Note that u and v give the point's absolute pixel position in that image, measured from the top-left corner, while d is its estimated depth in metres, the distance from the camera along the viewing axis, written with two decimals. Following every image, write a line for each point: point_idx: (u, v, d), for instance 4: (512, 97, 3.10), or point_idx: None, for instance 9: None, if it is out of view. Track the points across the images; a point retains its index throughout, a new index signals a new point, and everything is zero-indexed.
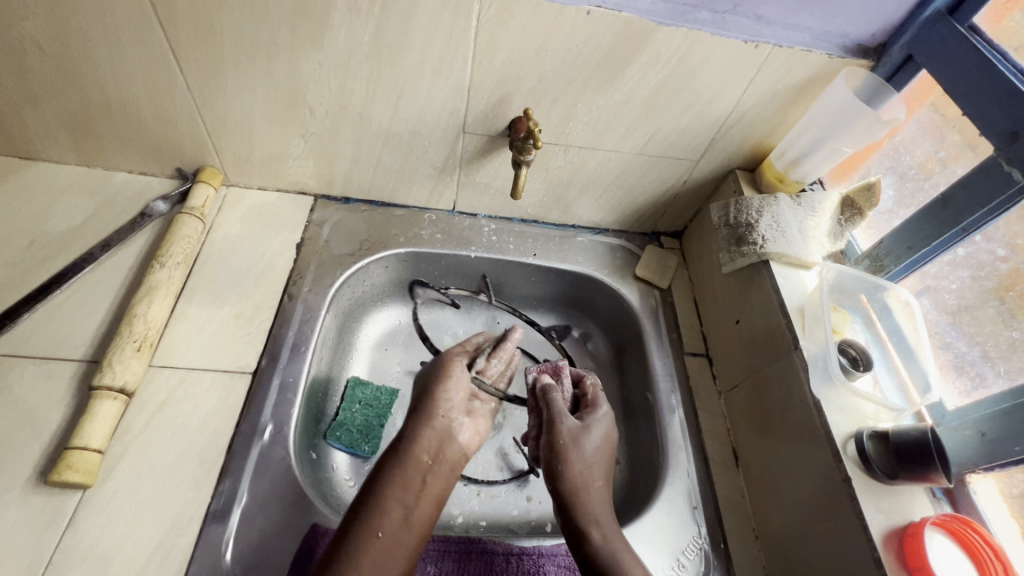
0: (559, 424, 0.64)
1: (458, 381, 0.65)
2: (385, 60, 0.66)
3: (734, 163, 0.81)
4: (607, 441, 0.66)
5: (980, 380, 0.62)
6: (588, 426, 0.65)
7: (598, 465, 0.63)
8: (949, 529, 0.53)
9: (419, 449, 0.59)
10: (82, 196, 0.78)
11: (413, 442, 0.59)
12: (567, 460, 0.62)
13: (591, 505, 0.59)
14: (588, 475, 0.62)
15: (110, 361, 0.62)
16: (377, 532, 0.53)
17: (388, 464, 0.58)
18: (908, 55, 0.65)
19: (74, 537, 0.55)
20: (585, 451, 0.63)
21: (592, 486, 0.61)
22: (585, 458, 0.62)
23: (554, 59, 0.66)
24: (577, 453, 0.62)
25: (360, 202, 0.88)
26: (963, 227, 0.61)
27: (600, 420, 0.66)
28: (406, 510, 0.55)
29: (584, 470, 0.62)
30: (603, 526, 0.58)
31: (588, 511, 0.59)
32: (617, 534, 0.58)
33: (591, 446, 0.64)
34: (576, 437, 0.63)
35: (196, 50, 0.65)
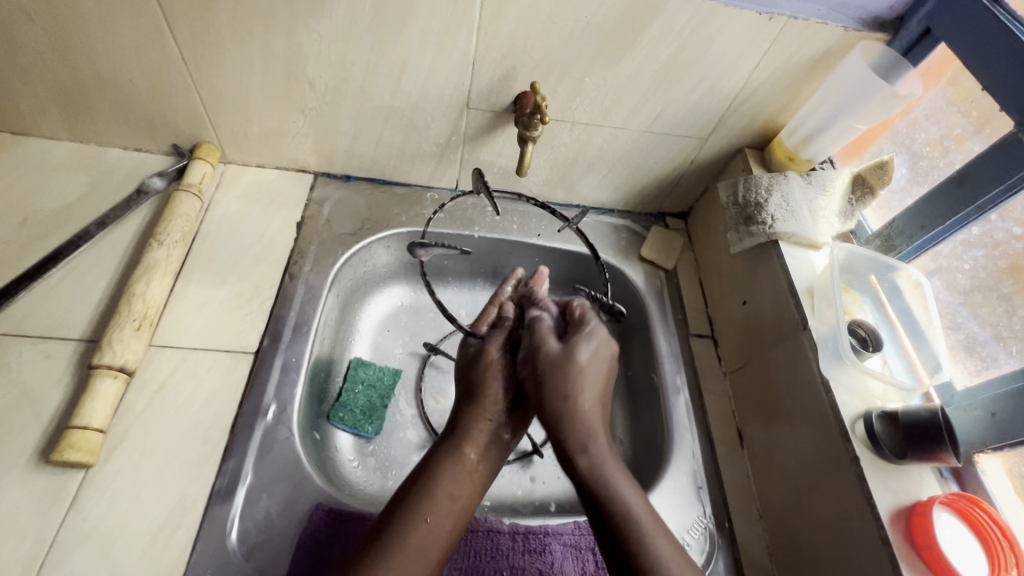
0: (540, 349, 0.58)
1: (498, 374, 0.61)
2: (388, 31, 0.64)
3: (743, 141, 0.80)
4: (598, 362, 0.59)
5: (990, 360, 0.61)
6: (574, 344, 0.59)
7: (588, 385, 0.57)
8: (956, 508, 0.53)
9: (469, 442, 0.58)
10: (76, 173, 0.76)
11: (465, 433, 0.58)
12: (550, 384, 0.56)
13: (580, 431, 0.55)
14: (576, 399, 0.56)
15: (110, 340, 0.61)
16: (424, 516, 0.53)
17: (441, 455, 0.57)
18: (926, 28, 0.62)
19: (79, 516, 0.54)
20: (570, 372, 0.57)
21: (589, 417, 0.56)
22: (572, 379, 0.57)
23: (562, 32, 0.64)
24: (563, 375, 0.57)
25: (360, 180, 0.86)
26: (978, 206, 0.60)
27: (590, 335, 0.60)
28: (452, 498, 0.55)
29: (571, 393, 0.56)
30: (594, 450, 0.54)
31: (580, 436, 0.55)
32: (610, 463, 0.54)
33: (579, 366, 0.58)
34: (561, 358, 0.58)
35: (191, 20, 0.62)
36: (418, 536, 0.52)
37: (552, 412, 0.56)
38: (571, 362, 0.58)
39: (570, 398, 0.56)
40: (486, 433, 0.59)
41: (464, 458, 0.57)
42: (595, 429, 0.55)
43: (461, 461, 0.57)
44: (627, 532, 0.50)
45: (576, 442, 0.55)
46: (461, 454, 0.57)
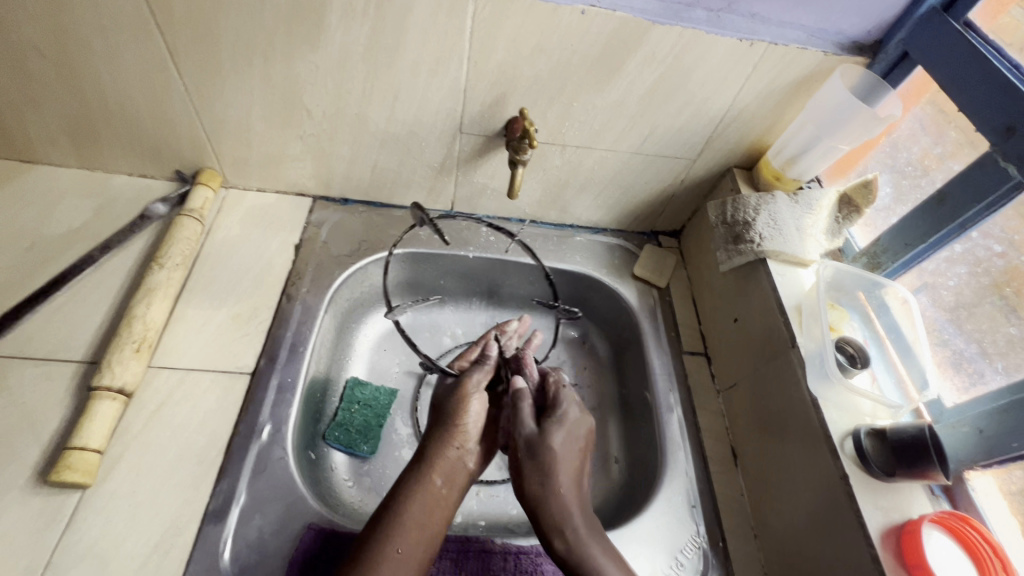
0: (518, 430, 0.62)
1: (459, 473, 0.61)
2: (381, 61, 0.67)
3: (731, 161, 0.81)
4: (569, 444, 0.61)
5: (977, 377, 0.61)
6: (549, 429, 0.62)
7: (564, 468, 0.59)
8: (947, 526, 0.53)
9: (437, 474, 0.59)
10: (83, 199, 0.79)
11: (428, 469, 0.59)
12: (529, 469, 0.59)
13: (568, 528, 0.55)
14: (550, 479, 0.58)
15: (109, 361, 0.63)
16: (394, 548, 0.53)
17: (406, 490, 0.57)
18: (904, 52, 0.64)
19: (74, 536, 0.55)
20: (546, 458, 0.59)
21: (571, 513, 0.56)
22: (551, 466, 0.59)
23: (549, 60, 0.66)
24: (540, 461, 0.59)
25: (358, 203, 0.88)
26: (960, 223, 0.60)
27: (565, 418, 0.63)
28: (420, 538, 0.55)
29: (548, 475, 0.59)
30: (568, 532, 0.55)
31: (552, 516, 0.56)
32: (588, 541, 0.55)
33: (553, 451, 0.60)
34: (537, 444, 0.60)
35: (194, 54, 0.65)
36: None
37: (531, 503, 0.58)
38: (546, 444, 0.60)
39: (546, 488, 0.58)
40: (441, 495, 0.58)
41: (427, 503, 0.57)
42: (585, 534, 0.55)
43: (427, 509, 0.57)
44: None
45: (551, 525, 0.56)
46: (392, 541, 0.53)
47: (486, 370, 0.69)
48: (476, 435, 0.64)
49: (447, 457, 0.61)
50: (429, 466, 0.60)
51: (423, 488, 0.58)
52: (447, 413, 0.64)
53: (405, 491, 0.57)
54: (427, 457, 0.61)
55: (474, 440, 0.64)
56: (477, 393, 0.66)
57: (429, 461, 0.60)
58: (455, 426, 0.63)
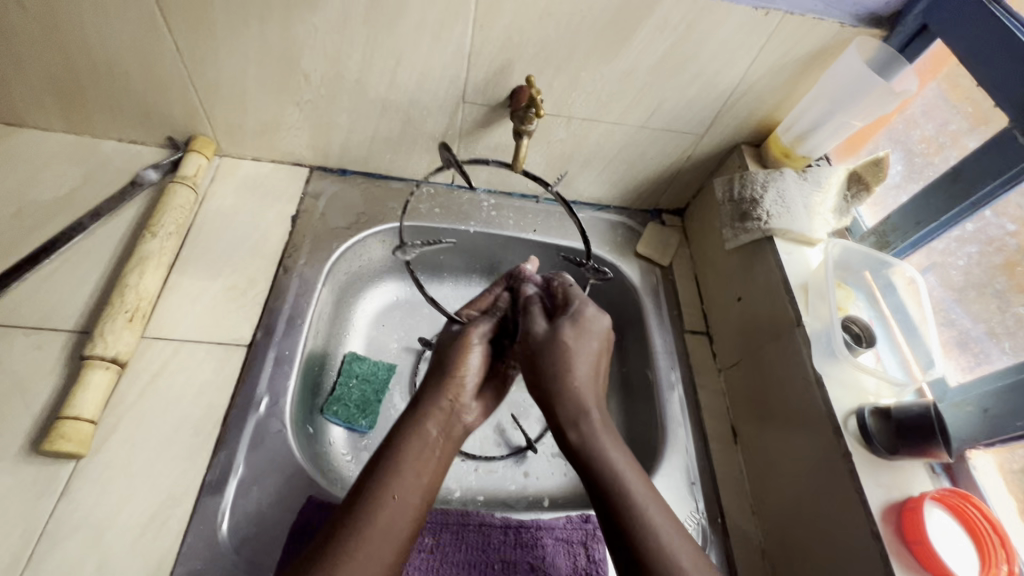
0: (529, 330, 0.59)
1: (455, 420, 0.57)
2: (383, 24, 0.64)
3: (740, 137, 0.79)
4: (588, 340, 0.57)
5: (983, 356, 0.61)
6: (560, 324, 0.58)
7: (580, 362, 0.56)
8: (948, 503, 0.53)
9: (429, 418, 0.55)
10: (70, 165, 0.76)
11: (423, 411, 0.56)
12: (541, 362, 0.56)
13: (582, 423, 0.53)
14: (565, 373, 0.55)
15: (102, 331, 0.61)
16: (391, 493, 0.49)
17: (400, 433, 0.54)
18: (923, 24, 0.62)
19: (68, 507, 0.54)
20: (556, 350, 0.56)
21: (586, 402, 0.54)
22: (566, 354, 0.56)
23: (558, 26, 0.64)
24: (552, 353, 0.56)
25: (356, 174, 0.86)
26: (973, 202, 0.60)
27: (575, 313, 0.59)
28: (418, 476, 0.51)
29: (564, 367, 0.55)
30: (584, 425, 0.53)
31: (567, 411, 0.54)
32: (602, 435, 0.52)
33: (565, 345, 0.56)
34: (547, 340, 0.57)
35: (185, 10, 0.62)
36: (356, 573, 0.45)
37: (546, 393, 0.55)
38: (559, 338, 0.57)
39: (557, 377, 0.55)
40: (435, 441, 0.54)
41: (424, 442, 0.54)
42: (600, 429, 0.53)
43: (423, 448, 0.53)
44: (619, 502, 0.49)
45: (565, 412, 0.54)
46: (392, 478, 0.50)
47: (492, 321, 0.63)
48: (471, 392, 0.59)
49: (442, 406, 0.57)
50: (424, 409, 0.56)
51: (420, 432, 0.54)
52: (444, 364, 0.59)
53: (399, 438, 0.53)
54: (420, 405, 0.57)
55: (470, 394, 0.59)
56: (475, 340, 0.61)
57: (423, 407, 0.56)
58: (451, 375, 0.58)
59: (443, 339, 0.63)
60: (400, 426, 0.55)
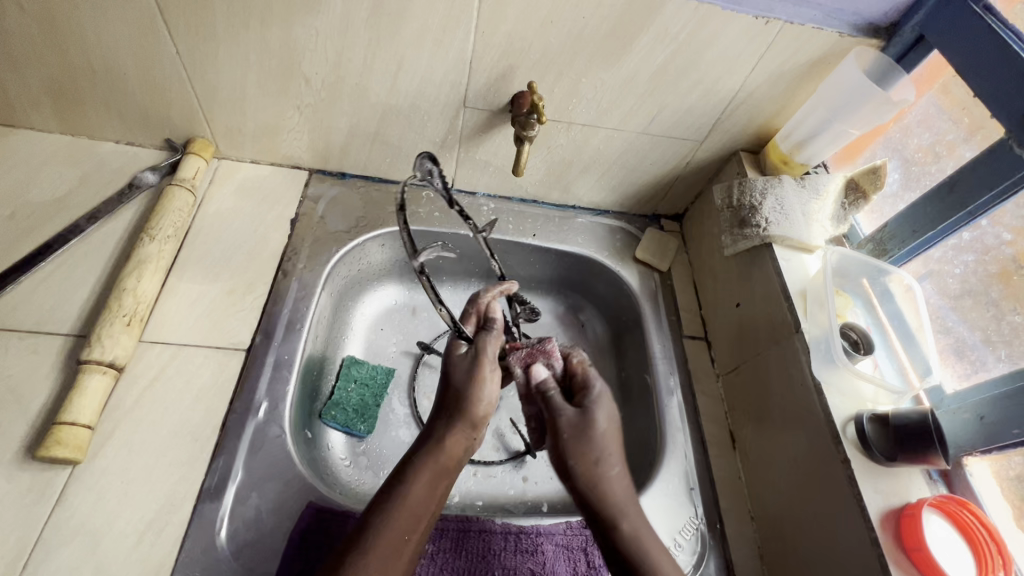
0: (557, 413, 0.57)
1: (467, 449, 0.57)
2: (385, 29, 0.64)
3: (738, 144, 0.80)
4: (614, 431, 0.58)
5: (979, 364, 0.62)
6: (589, 408, 0.57)
7: (613, 452, 0.56)
8: (945, 510, 0.54)
9: (446, 448, 0.56)
10: (67, 166, 0.75)
11: (438, 442, 0.56)
12: (578, 453, 0.55)
13: (626, 517, 0.53)
14: (598, 462, 0.55)
15: (99, 335, 0.61)
16: (397, 531, 0.50)
17: (415, 463, 0.54)
18: (920, 35, 0.63)
19: (64, 513, 0.54)
20: (596, 439, 0.56)
21: (622, 491, 0.54)
22: (599, 444, 0.56)
23: (559, 33, 0.64)
24: (590, 442, 0.55)
25: (355, 177, 0.86)
26: (969, 210, 0.60)
27: (601, 398, 0.58)
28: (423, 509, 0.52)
29: (599, 457, 0.55)
30: (630, 516, 0.53)
31: (608, 503, 0.54)
32: (645, 529, 0.53)
33: (600, 433, 0.56)
34: (582, 426, 0.56)
35: (186, 13, 0.62)
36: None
37: (581, 483, 0.55)
38: (591, 423, 0.56)
39: (596, 467, 0.55)
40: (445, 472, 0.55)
41: (437, 470, 0.54)
42: (644, 522, 0.54)
43: (436, 478, 0.54)
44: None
45: (607, 505, 0.54)
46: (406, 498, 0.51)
47: (497, 339, 0.62)
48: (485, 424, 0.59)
49: (461, 436, 0.57)
50: (441, 441, 0.56)
51: (432, 462, 0.54)
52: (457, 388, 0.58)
53: (416, 460, 0.55)
54: (435, 432, 0.57)
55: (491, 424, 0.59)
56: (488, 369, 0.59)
57: (446, 430, 0.57)
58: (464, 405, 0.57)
59: (459, 376, 0.59)
60: (415, 456, 0.55)
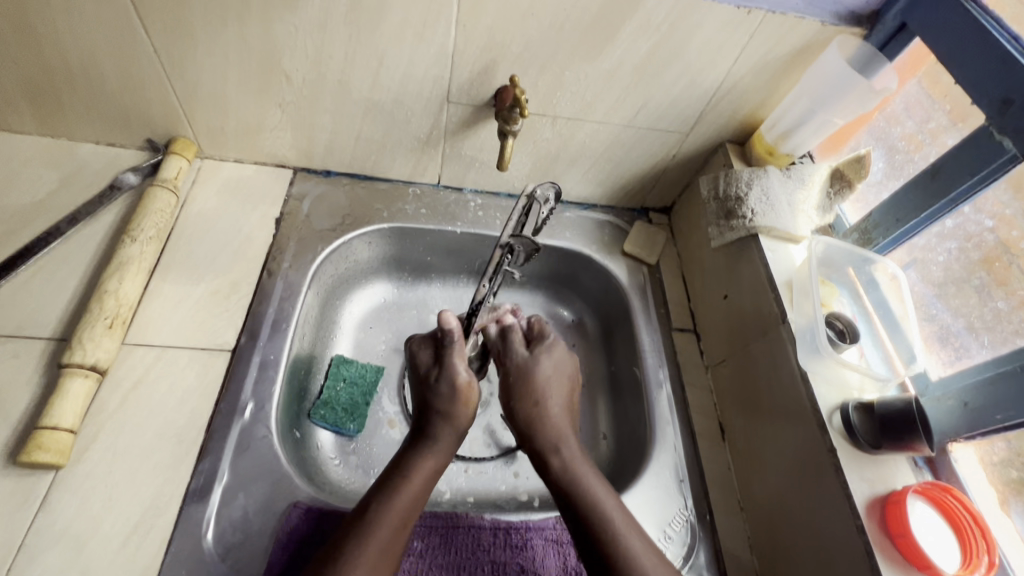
0: (509, 355, 0.67)
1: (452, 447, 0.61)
2: (364, 24, 0.63)
3: (724, 136, 0.80)
4: (559, 373, 0.67)
5: (963, 350, 0.62)
6: (538, 354, 0.67)
7: (554, 392, 0.64)
8: (930, 496, 0.54)
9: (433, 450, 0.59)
10: (47, 168, 0.74)
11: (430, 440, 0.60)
12: (520, 391, 0.64)
13: (562, 451, 0.60)
14: (541, 402, 0.63)
15: (80, 338, 0.60)
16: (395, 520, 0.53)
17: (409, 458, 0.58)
18: (902, 23, 0.63)
19: (47, 519, 0.53)
20: (535, 379, 0.64)
21: (559, 425, 0.62)
22: (540, 382, 0.64)
23: (541, 25, 0.63)
24: (529, 381, 0.64)
25: (341, 175, 0.85)
26: (952, 198, 0.61)
27: (551, 346, 0.68)
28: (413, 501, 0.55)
29: (541, 398, 0.64)
30: (563, 452, 0.60)
31: (546, 442, 0.61)
32: (581, 465, 0.59)
33: (541, 373, 0.65)
34: (528, 365, 0.65)
35: (162, 11, 0.61)
36: (370, 557, 0.50)
37: (522, 419, 0.63)
38: (535, 367, 0.65)
39: (537, 404, 0.63)
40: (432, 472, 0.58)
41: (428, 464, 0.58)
42: (578, 456, 0.60)
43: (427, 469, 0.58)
44: (597, 531, 0.53)
45: (544, 440, 0.61)
46: (408, 484, 0.56)
47: (461, 354, 0.64)
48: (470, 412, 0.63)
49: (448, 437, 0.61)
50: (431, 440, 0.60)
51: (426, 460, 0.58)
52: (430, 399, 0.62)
53: (411, 454, 0.59)
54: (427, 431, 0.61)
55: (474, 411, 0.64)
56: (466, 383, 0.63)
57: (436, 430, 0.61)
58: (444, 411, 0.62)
59: (440, 399, 0.62)
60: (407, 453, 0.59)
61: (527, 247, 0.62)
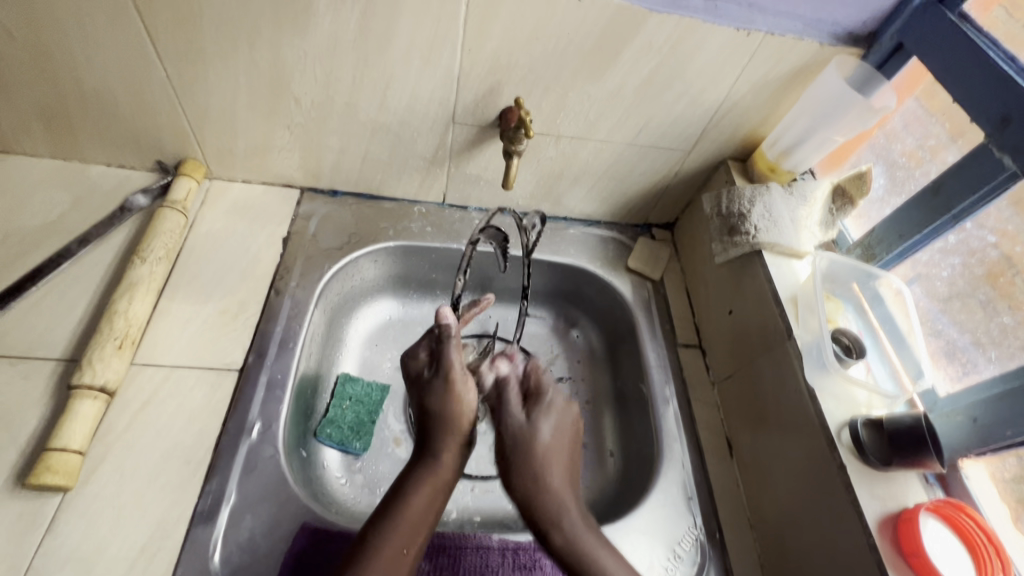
0: (507, 423, 0.62)
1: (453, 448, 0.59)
2: (372, 48, 0.65)
3: (725, 153, 0.81)
4: (558, 437, 0.61)
5: (971, 366, 0.62)
6: (536, 418, 0.62)
7: (555, 464, 0.59)
8: (943, 514, 0.53)
9: (440, 461, 0.58)
10: (59, 190, 0.76)
11: (433, 460, 0.58)
12: (517, 462, 0.59)
13: (563, 526, 0.56)
14: (539, 474, 0.58)
15: (90, 359, 0.60)
16: (397, 549, 0.52)
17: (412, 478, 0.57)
18: (899, 43, 0.64)
19: (54, 541, 0.53)
20: (536, 450, 0.59)
21: (559, 493, 0.58)
22: (540, 460, 0.59)
23: (545, 48, 0.65)
24: (530, 454, 0.59)
25: (347, 194, 0.86)
26: (954, 214, 0.62)
27: (552, 408, 0.63)
28: (418, 521, 0.55)
29: (540, 472, 0.58)
30: (564, 524, 0.56)
31: (546, 516, 0.56)
32: (583, 531, 0.56)
33: (542, 445, 0.60)
34: (526, 437, 0.60)
35: (175, 38, 0.63)
36: None
37: (521, 494, 0.58)
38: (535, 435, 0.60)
39: (539, 481, 0.58)
40: (435, 493, 0.56)
41: (433, 476, 0.57)
42: (580, 527, 0.56)
43: (432, 481, 0.57)
44: None
45: (543, 515, 0.56)
46: (409, 509, 0.54)
47: (458, 346, 0.62)
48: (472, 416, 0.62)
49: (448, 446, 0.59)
50: (432, 456, 0.59)
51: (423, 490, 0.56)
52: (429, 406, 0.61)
53: (417, 472, 0.58)
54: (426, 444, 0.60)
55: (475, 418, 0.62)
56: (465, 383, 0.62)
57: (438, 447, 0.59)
58: (442, 419, 0.60)
59: (437, 402, 0.60)
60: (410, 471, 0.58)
61: (515, 228, 0.72)
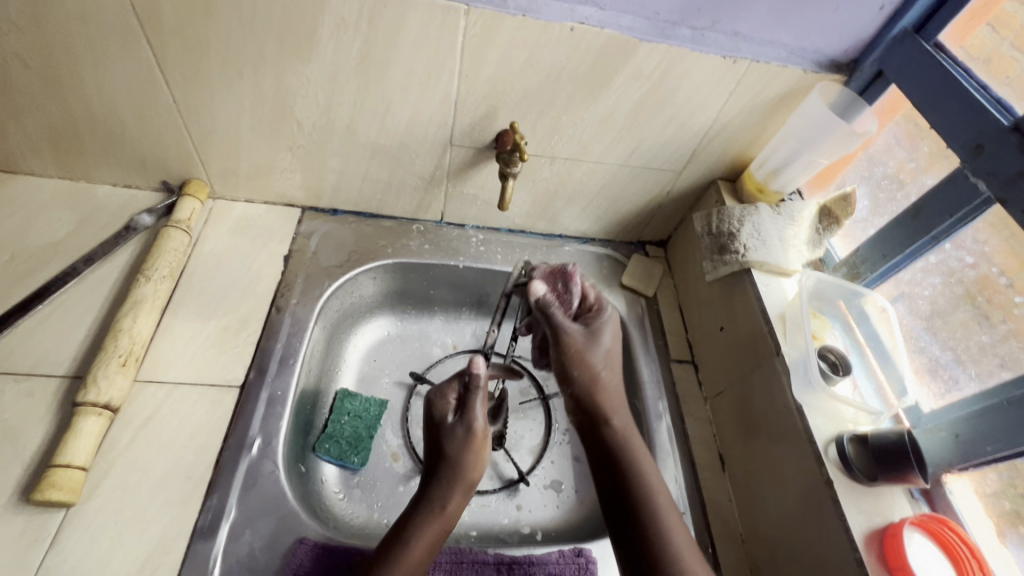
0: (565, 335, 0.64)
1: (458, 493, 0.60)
2: (373, 75, 0.67)
3: (715, 174, 0.83)
4: (612, 345, 0.66)
5: (953, 383, 0.64)
6: (594, 329, 0.65)
7: (607, 369, 0.64)
8: (927, 528, 0.55)
9: (439, 507, 0.58)
10: (66, 210, 0.78)
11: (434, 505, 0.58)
12: (575, 366, 0.63)
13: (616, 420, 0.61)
14: (586, 372, 0.63)
15: (95, 377, 0.62)
16: None
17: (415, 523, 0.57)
18: (879, 70, 0.67)
19: (57, 557, 0.54)
20: (594, 356, 0.64)
21: (614, 400, 0.63)
22: (594, 364, 0.63)
23: (540, 75, 0.67)
24: (585, 358, 0.63)
25: (347, 213, 0.88)
26: (932, 235, 0.64)
27: (609, 322, 0.66)
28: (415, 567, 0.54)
29: (595, 373, 0.63)
30: (620, 420, 0.61)
31: (602, 407, 0.62)
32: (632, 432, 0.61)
33: (598, 351, 0.64)
34: (585, 343, 0.64)
35: (183, 65, 0.65)
36: None
37: (579, 388, 0.63)
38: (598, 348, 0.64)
39: (596, 377, 0.63)
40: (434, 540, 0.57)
41: (436, 524, 0.57)
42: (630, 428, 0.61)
43: (433, 527, 0.57)
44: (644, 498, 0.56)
45: (597, 407, 0.62)
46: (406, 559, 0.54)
47: (484, 399, 0.65)
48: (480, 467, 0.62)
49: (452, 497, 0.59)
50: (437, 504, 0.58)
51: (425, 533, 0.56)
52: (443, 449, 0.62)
53: (417, 518, 0.58)
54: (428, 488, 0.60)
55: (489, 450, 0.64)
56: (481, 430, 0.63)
57: (439, 492, 0.59)
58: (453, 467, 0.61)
59: (454, 445, 0.62)
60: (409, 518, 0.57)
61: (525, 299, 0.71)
